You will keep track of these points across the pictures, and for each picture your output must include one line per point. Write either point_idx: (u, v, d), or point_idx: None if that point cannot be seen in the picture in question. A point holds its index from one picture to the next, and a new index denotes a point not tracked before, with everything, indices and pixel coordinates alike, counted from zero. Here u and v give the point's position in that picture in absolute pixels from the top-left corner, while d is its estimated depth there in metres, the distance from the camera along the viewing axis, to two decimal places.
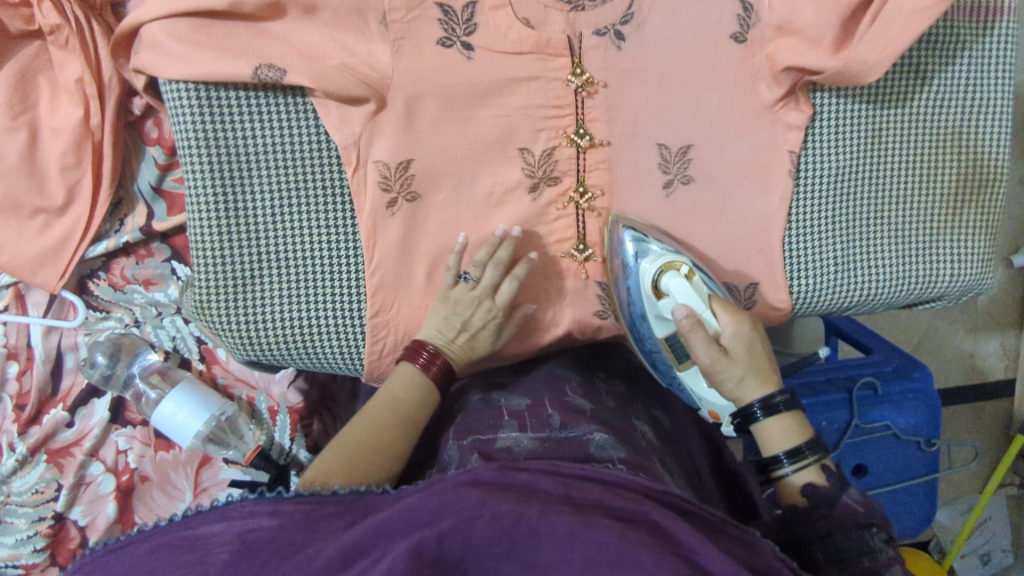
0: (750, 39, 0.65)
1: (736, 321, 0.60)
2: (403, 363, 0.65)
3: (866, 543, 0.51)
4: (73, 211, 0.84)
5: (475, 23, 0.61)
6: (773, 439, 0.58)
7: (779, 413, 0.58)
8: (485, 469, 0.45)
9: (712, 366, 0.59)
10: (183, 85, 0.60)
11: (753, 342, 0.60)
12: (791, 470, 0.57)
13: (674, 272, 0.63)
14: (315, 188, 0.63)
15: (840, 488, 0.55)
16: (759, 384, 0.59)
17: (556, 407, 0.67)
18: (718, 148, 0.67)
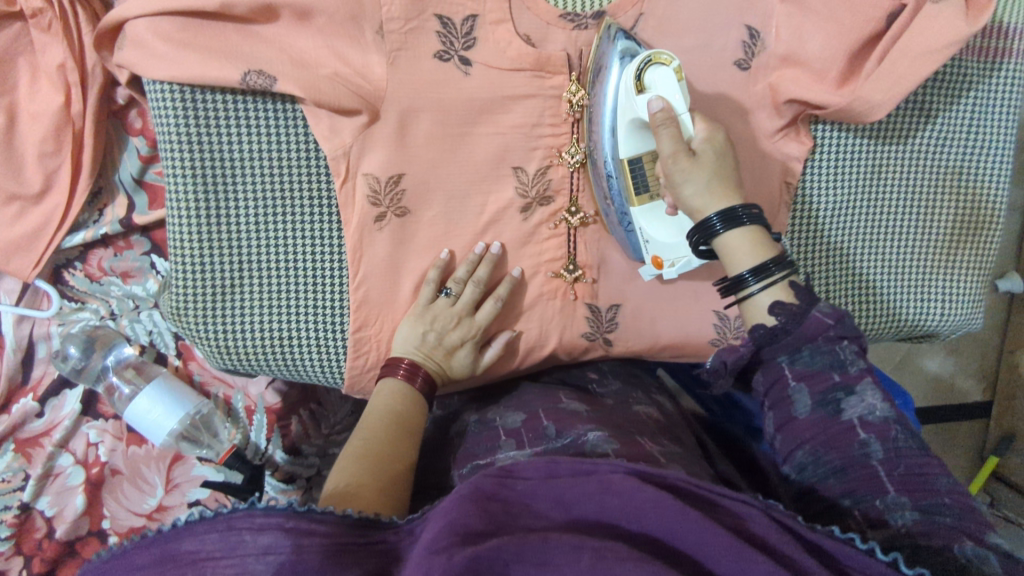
0: (753, 67, 0.64)
1: (709, 128, 0.55)
2: (385, 380, 0.63)
3: (837, 356, 0.48)
4: (50, 200, 0.81)
5: (475, 37, 0.60)
6: (736, 252, 0.52)
7: (742, 225, 0.52)
8: (487, 479, 0.41)
9: (675, 163, 0.53)
10: (167, 86, 0.57)
11: (724, 152, 0.55)
12: (757, 287, 0.51)
13: (661, 65, 0.55)
14: (302, 198, 0.62)
15: (808, 302, 0.49)
16: (723, 196, 0.53)
17: (550, 417, 0.66)
18: None
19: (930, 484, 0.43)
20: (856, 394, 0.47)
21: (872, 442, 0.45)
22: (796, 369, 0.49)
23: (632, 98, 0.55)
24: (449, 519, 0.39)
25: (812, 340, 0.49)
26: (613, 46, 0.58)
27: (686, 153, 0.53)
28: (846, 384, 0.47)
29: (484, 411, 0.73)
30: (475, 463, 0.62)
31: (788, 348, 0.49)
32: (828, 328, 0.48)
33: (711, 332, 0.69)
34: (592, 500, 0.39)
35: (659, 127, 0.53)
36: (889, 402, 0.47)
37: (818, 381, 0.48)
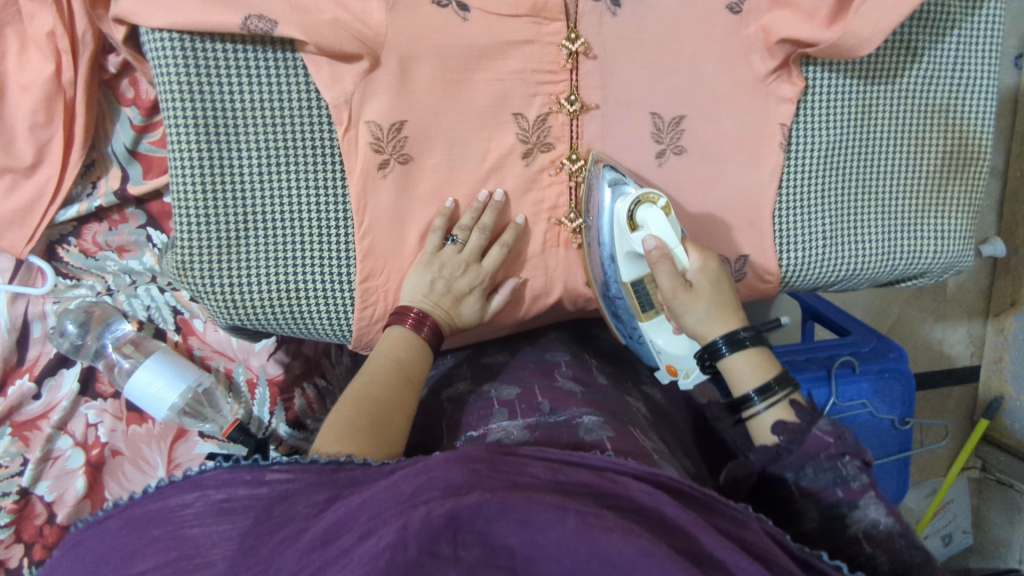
0: (744, 10, 0.65)
1: (703, 258, 0.59)
2: (392, 328, 0.64)
3: (840, 475, 0.52)
4: (42, 172, 0.80)
5: None
6: (740, 375, 0.58)
7: (745, 348, 0.58)
8: (479, 450, 0.44)
9: (673, 296, 0.58)
10: (166, 35, 0.57)
11: (720, 278, 0.59)
12: (762, 406, 0.57)
13: (651, 204, 0.60)
14: (305, 148, 0.62)
15: (808, 422, 0.56)
16: (723, 321, 0.58)
17: (545, 394, 0.69)
18: (711, 120, 0.67)
19: (921, 569, 0.48)
20: (860, 508, 0.51)
21: (877, 552, 0.49)
22: (801, 485, 0.53)
23: (626, 235, 0.61)
24: (435, 477, 0.40)
25: (813, 458, 0.54)
26: (602, 180, 0.63)
27: (683, 286, 0.58)
28: (849, 498, 0.51)
29: (482, 378, 0.76)
30: (467, 436, 0.63)
31: (792, 466, 0.54)
32: (828, 447, 0.54)
33: None
34: (589, 480, 0.43)
35: (656, 263, 0.58)
36: (891, 515, 0.50)
37: (823, 499, 0.52)
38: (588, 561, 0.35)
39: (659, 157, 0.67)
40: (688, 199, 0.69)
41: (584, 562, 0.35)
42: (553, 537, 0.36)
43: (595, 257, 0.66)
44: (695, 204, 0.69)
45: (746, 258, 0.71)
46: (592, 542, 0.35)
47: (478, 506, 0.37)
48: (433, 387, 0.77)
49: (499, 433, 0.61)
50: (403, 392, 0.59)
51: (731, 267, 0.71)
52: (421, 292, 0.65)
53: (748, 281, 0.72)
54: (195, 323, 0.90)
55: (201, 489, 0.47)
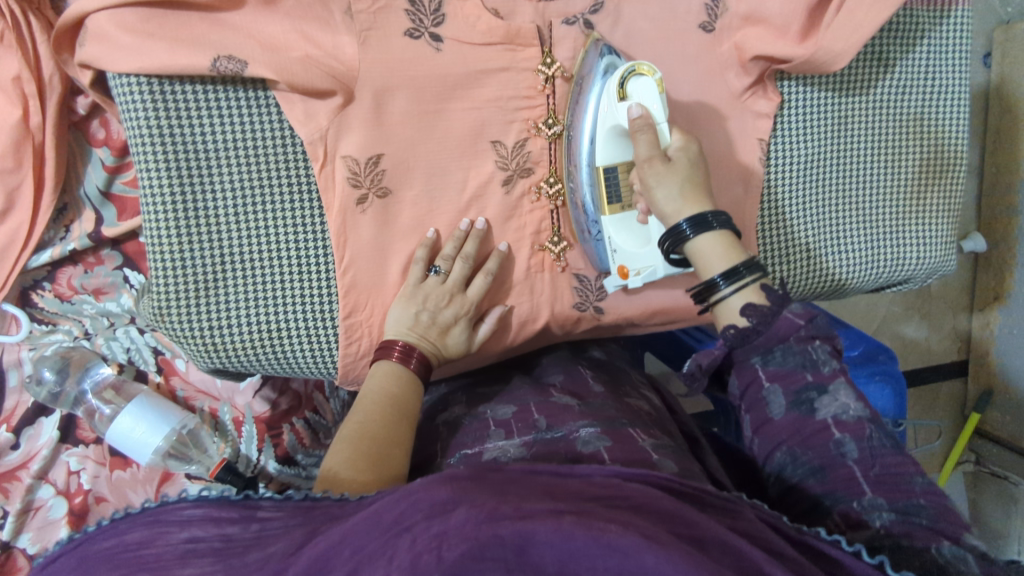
0: (717, 29, 0.66)
1: (685, 139, 0.58)
2: (380, 363, 0.62)
3: (808, 357, 0.53)
4: (14, 219, 0.78)
5: (443, 14, 0.60)
6: (708, 258, 0.55)
7: (711, 230, 0.55)
8: (461, 469, 0.41)
9: (649, 167, 0.56)
10: (134, 79, 0.56)
11: (698, 163, 0.58)
12: (729, 291, 0.53)
13: (643, 75, 0.58)
14: (282, 186, 0.61)
15: (777, 305, 0.53)
16: (695, 203, 0.55)
17: (541, 409, 0.67)
18: (690, 139, 0.67)
19: (900, 477, 0.48)
20: (828, 393, 0.52)
21: (846, 442, 0.50)
22: (769, 368, 0.53)
23: (614, 105, 0.58)
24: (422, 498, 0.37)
25: (784, 339, 0.53)
26: (599, 58, 0.60)
27: (662, 160, 0.56)
28: (819, 383, 0.52)
29: (475, 402, 0.73)
30: (462, 452, 0.63)
31: (761, 348, 0.53)
32: (799, 327, 0.52)
33: None
34: (580, 491, 0.40)
35: (637, 133, 0.56)
36: (860, 401, 0.52)
37: (792, 380, 0.53)
38: (590, 550, 0.33)
39: None
40: None
41: (583, 551, 0.33)
42: (550, 525, 0.34)
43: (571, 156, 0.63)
44: None
45: None
46: (595, 531, 0.33)
47: (467, 520, 0.35)
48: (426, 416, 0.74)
49: (495, 453, 0.60)
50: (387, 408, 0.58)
51: None
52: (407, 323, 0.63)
53: None
54: (176, 362, 0.88)
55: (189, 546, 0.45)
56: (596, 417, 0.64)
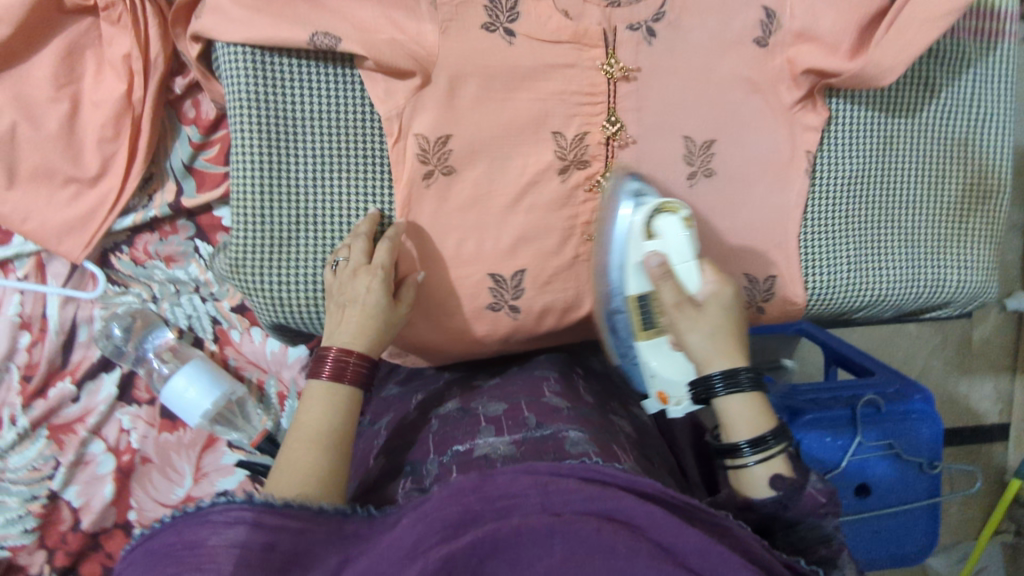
0: (771, 44, 0.69)
1: (719, 285, 0.61)
2: (312, 381, 0.63)
3: (824, 535, 0.57)
4: (105, 183, 0.86)
5: (518, 12, 0.65)
6: (736, 421, 0.59)
7: (743, 393, 0.59)
8: (468, 480, 0.48)
9: (677, 310, 0.61)
10: (240, 49, 0.62)
11: (728, 313, 0.61)
12: (754, 460, 0.58)
13: (670, 213, 0.64)
14: (358, 155, 0.66)
15: (804, 479, 0.58)
16: (727, 357, 0.60)
17: (532, 409, 0.71)
18: (741, 146, 0.70)
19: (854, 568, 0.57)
20: (838, 569, 0.57)
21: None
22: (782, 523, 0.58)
23: (642, 241, 0.65)
24: (432, 520, 0.46)
25: (806, 515, 0.57)
26: (623, 186, 0.67)
27: (692, 305, 0.61)
28: (830, 555, 0.57)
29: (467, 399, 0.77)
30: (454, 450, 0.66)
31: (788, 519, 0.57)
32: (819, 504, 0.56)
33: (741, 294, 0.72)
34: (582, 505, 0.46)
35: (659, 280, 0.61)
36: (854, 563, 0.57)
37: (808, 552, 0.58)
38: None
39: (689, 178, 0.70)
40: (719, 221, 0.71)
41: None
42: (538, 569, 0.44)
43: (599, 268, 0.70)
44: (723, 227, 0.71)
45: (773, 278, 0.72)
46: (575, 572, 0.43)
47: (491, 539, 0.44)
48: (420, 410, 0.79)
49: (483, 450, 0.64)
50: (344, 426, 0.62)
51: (759, 287, 0.72)
52: (354, 327, 0.64)
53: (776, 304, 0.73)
54: (232, 334, 0.93)
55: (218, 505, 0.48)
56: (589, 424, 0.68)
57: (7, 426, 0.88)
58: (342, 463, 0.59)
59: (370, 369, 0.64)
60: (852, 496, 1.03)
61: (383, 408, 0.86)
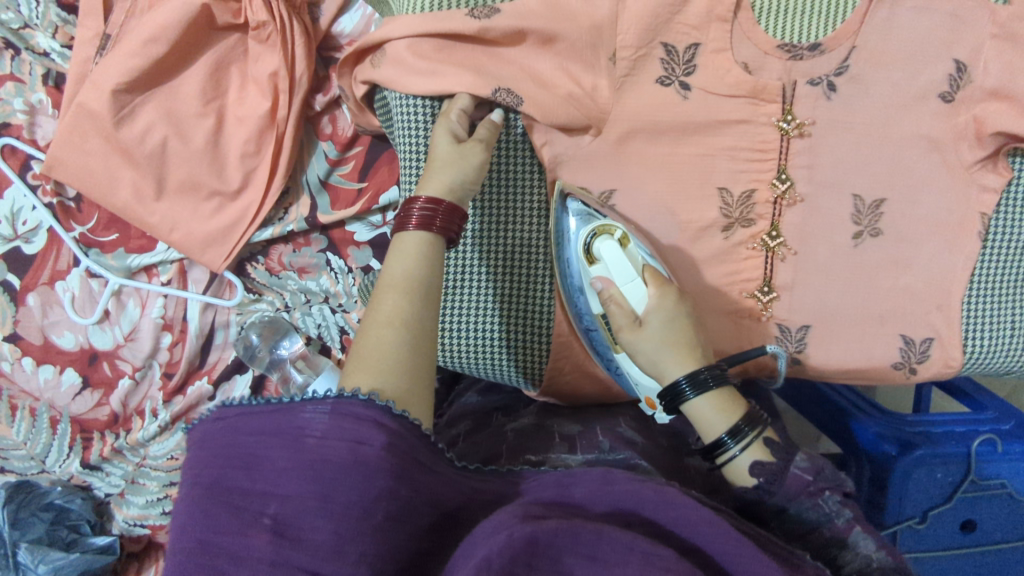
0: (957, 99, 0.65)
1: (660, 292, 0.59)
2: (408, 234, 0.52)
3: (824, 511, 0.51)
4: (245, 197, 0.88)
5: (695, 65, 0.63)
6: (707, 419, 0.56)
7: (707, 391, 0.56)
8: (548, 492, 0.47)
9: (626, 333, 0.58)
10: (421, 101, 0.61)
11: (675, 318, 0.58)
12: (737, 450, 0.54)
13: (606, 236, 0.61)
14: (523, 206, 0.66)
15: (784, 462, 0.53)
16: (685, 361, 0.57)
17: (606, 434, 0.65)
18: (912, 205, 0.68)
19: None
20: (850, 547, 0.50)
21: None
22: (786, 524, 0.52)
23: (585, 267, 0.62)
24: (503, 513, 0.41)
25: (794, 497, 0.52)
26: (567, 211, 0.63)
27: (631, 321, 0.58)
28: (837, 538, 0.51)
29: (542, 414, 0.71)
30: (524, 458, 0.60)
31: (776, 508, 0.52)
32: (808, 483, 0.52)
33: (895, 355, 0.70)
34: (646, 508, 0.42)
35: (607, 302, 0.59)
36: (885, 551, 0.50)
37: (811, 539, 0.51)
38: None
39: (855, 238, 0.68)
40: (882, 281, 0.69)
41: None
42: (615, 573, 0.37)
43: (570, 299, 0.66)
44: (883, 287, 0.69)
45: (930, 340, 0.70)
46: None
47: (556, 531, 0.38)
48: (494, 422, 0.71)
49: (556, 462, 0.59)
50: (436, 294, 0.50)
51: (915, 348, 0.70)
52: (439, 182, 0.54)
53: (929, 364, 0.71)
54: None
55: (353, 421, 0.41)
56: (662, 463, 0.62)
57: (150, 418, 0.95)
58: (427, 358, 0.47)
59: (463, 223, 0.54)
60: (955, 529, 1.02)
61: (461, 417, 0.75)
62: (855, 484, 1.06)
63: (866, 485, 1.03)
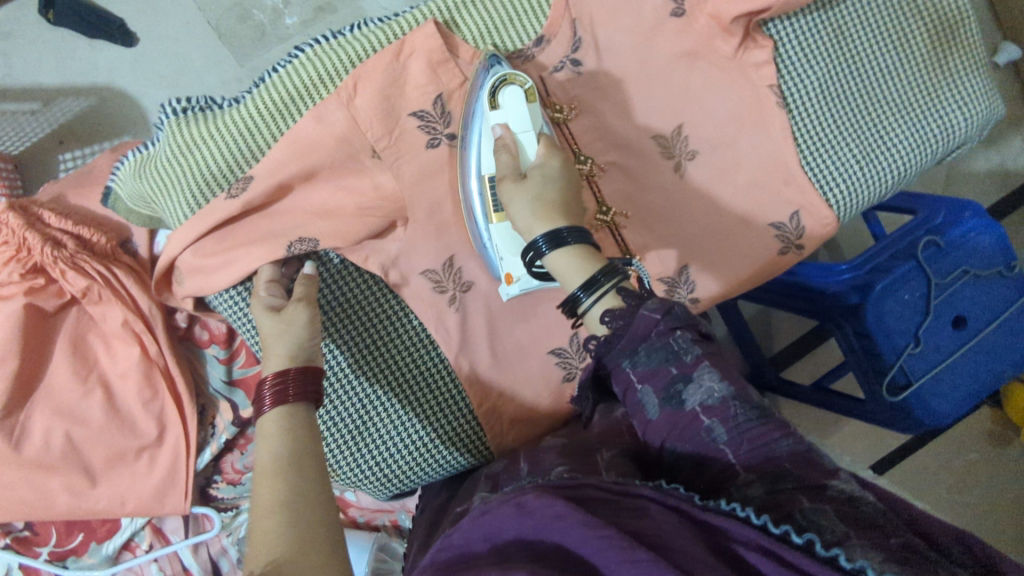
0: (688, 9, 0.66)
1: (546, 155, 0.57)
2: (267, 416, 0.53)
3: (671, 351, 0.49)
4: (170, 435, 0.88)
5: (450, 112, 0.65)
6: (564, 274, 0.53)
7: (564, 246, 0.53)
8: (432, 551, 0.44)
9: (504, 181, 0.57)
10: (232, 290, 0.63)
11: (558, 179, 0.57)
12: (590, 303, 0.52)
13: (517, 85, 0.61)
14: (383, 320, 0.68)
15: (635, 304, 0.51)
16: (546, 220, 0.54)
17: (528, 457, 0.62)
18: (705, 114, 0.70)
19: (766, 449, 0.44)
20: (693, 381, 0.49)
21: (715, 427, 0.46)
22: (638, 369, 0.51)
23: (487, 112, 0.61)
24: None
25: (645, 339, 0.50)
26: (485, 69, 0.62)
27: (514, 178, 0.56)
28: (682, 373, 0.49)
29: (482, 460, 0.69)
30: (454, 513, 0.59)
31: (626, 352, 0.51)
32: (657, 322, 0.50)
33: (775, 243, 0.73)
34: (514, 527, 0.41)
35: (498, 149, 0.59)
36: (727, 382, 0.49)
37: (659, 379, 0.50)
38: None
39: (677, 169, 0.70)
40: (721, 190, 0.71)
41: None
42: None
43: (461, 155, 0.64)
44: (726, 195, 0.71)
45: (798, 213, 0.72)
46: None
47: None
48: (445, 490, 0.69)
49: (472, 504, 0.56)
50: (312, 460, 0.50)
51: (789, 228, 0.73)
52: (278, 356, 0.56)
53: (809, 234, 0.73)
54: (347, 496, 0.97)
55: None
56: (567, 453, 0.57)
57: None
58: (318, 519, 0.46)
59: (317, 378, 0.56)
60: (950, 330, 1.03)
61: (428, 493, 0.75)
62: (848, 347, 1.06)
63: (855, 340, 1.04)
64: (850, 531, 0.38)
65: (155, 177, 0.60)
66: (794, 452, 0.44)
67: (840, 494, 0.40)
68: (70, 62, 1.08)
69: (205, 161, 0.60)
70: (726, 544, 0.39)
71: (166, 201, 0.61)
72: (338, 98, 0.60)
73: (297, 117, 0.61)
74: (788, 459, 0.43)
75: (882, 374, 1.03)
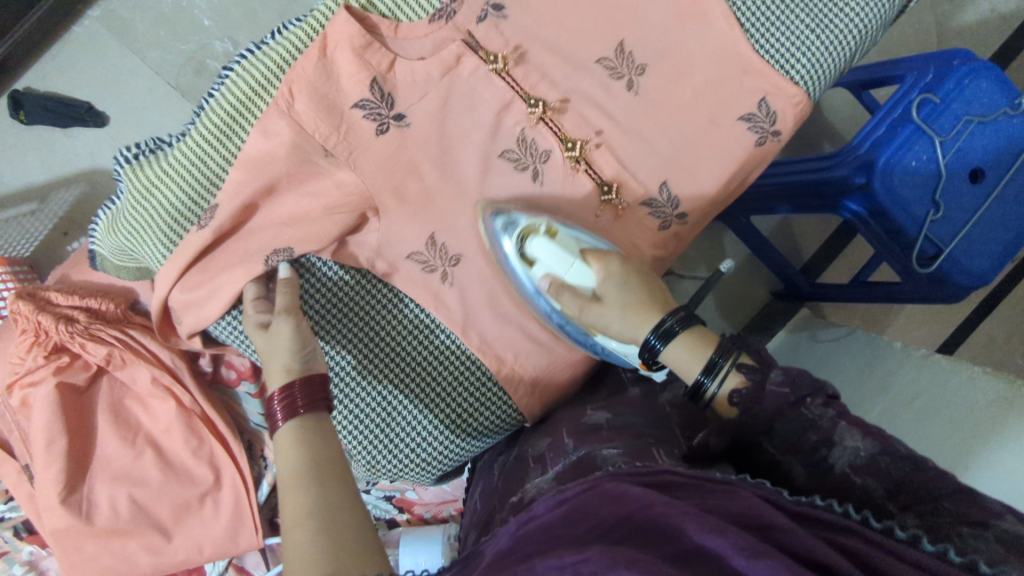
0: None
1: (604, 266, 0.62)
2: (290, 423, 0.53)
3: (806, 418, 0.49)
4: (226, 475, 0.92)
5: (390, 94, 0.64)
6: (684, 364, 0.57)
7: (677, 336, 0.57)
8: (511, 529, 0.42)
9: (585, 316, 0.63)
10: (227, 316, 0.65)
11: (630, 281, 0.62)
12: (716, 385, 0.54)
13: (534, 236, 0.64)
14: (383, 312, 0.69)
15: (759, 380, 0.52)
16: (647, 320, 0.59)
17: (572, 433, 0.60)
18: (642, 25, 0.67)
19: (926, 489, 0.42)
20: (837, 444, 0.46)
21: (870, 483, 0.43)
22: (778, 445, 0.50)
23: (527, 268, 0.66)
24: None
25: (779, 413, 0.50)
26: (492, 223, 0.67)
27: (593, 303, 0.62)
28: (824, 438, 0.47)
29: (523, 444, 0.67)
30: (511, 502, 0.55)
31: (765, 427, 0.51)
32: (787, 397, 0.50)
33: (751, 135, 0.69)
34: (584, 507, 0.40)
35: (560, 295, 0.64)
36: (871, 439, 0.46)
37: (796, 444, 0.49)
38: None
39: (630, 88, 0.68)
40: (680, 95, 0.68)
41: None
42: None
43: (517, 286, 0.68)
44: (686, 99, 0.68)
45: (765, 99, 0.69)
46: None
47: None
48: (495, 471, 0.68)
49: (530, 494, 0.53)
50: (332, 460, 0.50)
51: (761, 115, 0.69)
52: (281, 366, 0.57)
53: (784, 116, 0.69)
54: (409, 496, 0.99)
55: None
56: (620, 439, 0.54)
57: None
58: (345, 510, 0.47)
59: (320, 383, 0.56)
60: (969, 186, 0.91)
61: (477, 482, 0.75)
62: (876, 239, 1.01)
63: (875, 222, 0.99)
64: (1003, 557, 0.36)
65: (131, 228, 0.64)
66: (952, 489, 0.41)
67: (1003, 531, 0.38)
68: (53, 156, 1.10)
69: (167, 198, 0.63)
70: (828, 533, 0.37)
71: (143, 246, 0.64)
72: (277, 107, 0.60)
73: (242, 134, 0.63)
74: (945, 495, 0.41)
75: (909, 247, 0.96)
